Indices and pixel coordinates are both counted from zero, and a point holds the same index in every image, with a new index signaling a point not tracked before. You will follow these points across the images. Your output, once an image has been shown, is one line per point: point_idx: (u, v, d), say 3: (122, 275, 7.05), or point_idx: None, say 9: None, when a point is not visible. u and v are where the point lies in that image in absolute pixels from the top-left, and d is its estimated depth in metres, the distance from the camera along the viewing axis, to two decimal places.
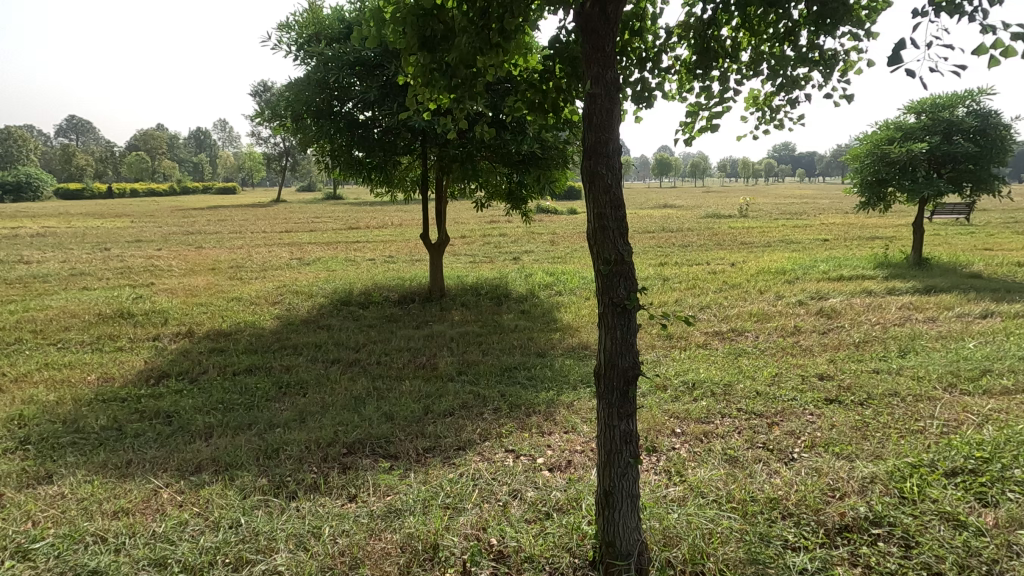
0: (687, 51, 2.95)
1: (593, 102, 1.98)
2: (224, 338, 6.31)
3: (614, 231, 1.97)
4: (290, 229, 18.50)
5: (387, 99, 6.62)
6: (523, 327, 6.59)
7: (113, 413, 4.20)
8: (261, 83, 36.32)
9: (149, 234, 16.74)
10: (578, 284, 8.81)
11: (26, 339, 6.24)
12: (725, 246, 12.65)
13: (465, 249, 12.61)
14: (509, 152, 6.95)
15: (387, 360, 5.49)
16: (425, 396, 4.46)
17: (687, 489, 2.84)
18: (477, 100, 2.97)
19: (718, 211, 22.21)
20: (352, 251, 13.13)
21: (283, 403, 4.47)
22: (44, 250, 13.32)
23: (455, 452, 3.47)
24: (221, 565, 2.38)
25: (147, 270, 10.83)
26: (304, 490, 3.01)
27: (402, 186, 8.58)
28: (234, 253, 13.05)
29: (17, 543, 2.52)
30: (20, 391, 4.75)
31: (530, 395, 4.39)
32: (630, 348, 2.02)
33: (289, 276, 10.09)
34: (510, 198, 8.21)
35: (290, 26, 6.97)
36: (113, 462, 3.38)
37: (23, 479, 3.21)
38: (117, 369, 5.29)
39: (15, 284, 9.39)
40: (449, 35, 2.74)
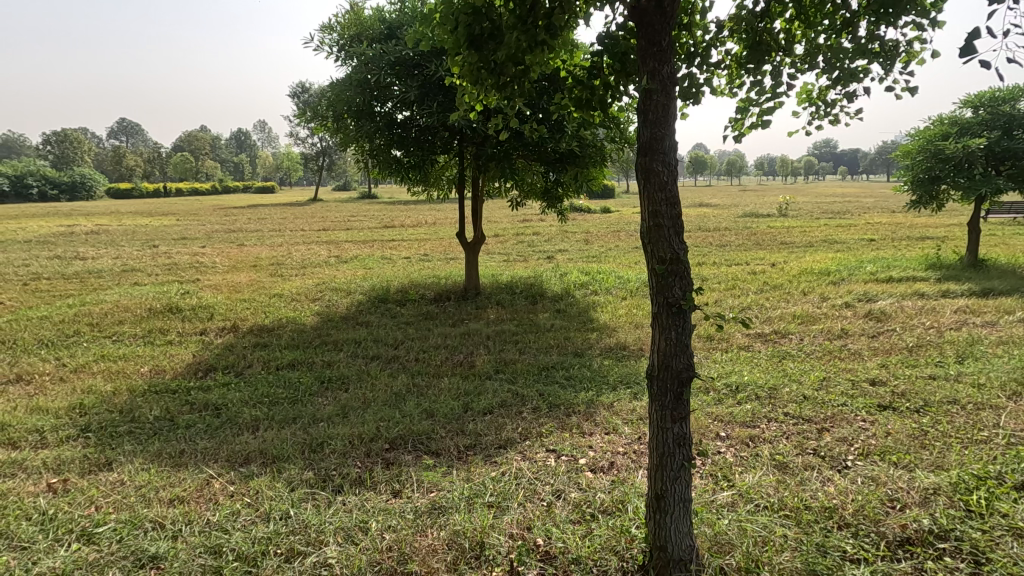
0: (738, 45, 2.87)
1: (648, 98, 1.93)
2: (267, 334, 6.47)
3: (670, 230, 1.93)
4: (327, 228, 18.55)
5: (427, 98, 6.65)
6: (560, 327, 6.55)
7: (165, 404, 4.35)
8: (299, 85, 37.24)
9: (194, 232, 17.42)
10: (614, 283, 8.71)
11: (83, 331, 6.54)
12: (765, 247, 12.30)
13: (499, 249, 12.55)
14: (546, 151, 6.91)
15: (425, 357, 5.54)
16: (464, 393, 4.48)
17: (736, 495, 2.77)
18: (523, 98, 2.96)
19: (756, 210, 21.61)
20: (387, 249, 13.26)
21: (326, 397, 4.55)
22: (97, 247, 13.91)
23: (496, 450, 3.47)
24: (273, 555, 2.44)
25: (193, 267, 11.19)
26: (349, 484, 3.05)
27: (438, 185, 8.65)
28: (274, 251, 13.36)
29: (83, 526, 2.63)
30: (79, 381, 4.98)
31: (569, 395, 4.36)
32: (684, 349, 1.97)
33: (327, 273, 10.31)
34: (547, 197, 8.18)
35: (332, 28, 7.08)
36: (168, 451, 3.50)
37: (85, 465, 3.35)
38: (168, 362, 5.49)
39: (72, 279, 9.85)
40: (496, 33, 2.74)
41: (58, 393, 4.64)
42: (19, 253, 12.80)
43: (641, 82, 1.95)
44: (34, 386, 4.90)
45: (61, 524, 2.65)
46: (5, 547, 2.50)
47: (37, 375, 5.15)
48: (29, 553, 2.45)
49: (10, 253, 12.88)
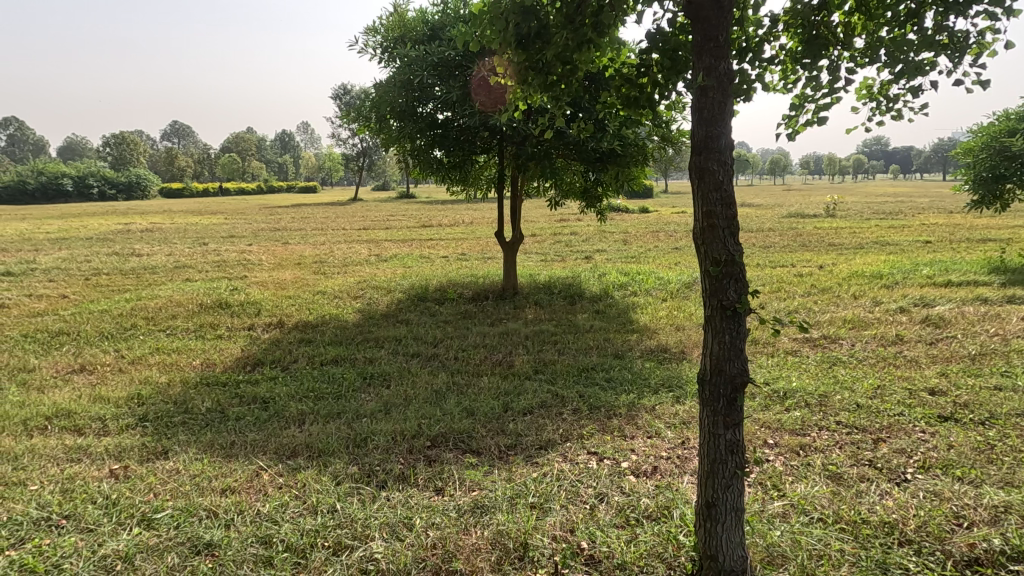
0: (793, 40, 2.77)
1: (704, 95, 1.88)
2: (311, 330, 6.63)
3: (724, 230, 1.87)
4: (366, 227, 18.99)
5: (468, 99, 6.68)
6: (599, 328, 6.49)
7: (216, 396, 4.52)
8: (341, 88, 38.15)
9: (241, 231, 18.04)
10: (654, 284, 8.57)
11: (139, 325, 6.85)
12: (811, 248, 11.89)
13: (536, 249, 12.52)
14: (586, 149, 6.85)
15: (464, 357, 5.56)
16: (504, 393, 4.48)
17: (789, 505, 2.67)
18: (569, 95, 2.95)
19: (801, 210, 20.91)
20: (425, 249, 13.42)
21: (368, 393, 4.63)
22: (152, 244, 14.57)
23: (537, 451, 3.46)
24: (321, 548, 2.49)
25: (240, 264, 11.60)
26: (393, 480, 3.10)
27: (477, 185, 8.70)
28: (317, 249, 13.71)
29: (143, 512, 2.75)
30: (136, 372, 5.22)
31: (610, 396, 4.31)
32: (739, 354, 1.91)
33: (368, 271, 10.51)
34: (586, 197, 8.13)
35: (376, 30, 7.20)
36: (220, 442, 3.63)
37: (144, 453, 3.51)
38: (218, 356, 5.69)
39: (129, 275, 10.34)
40: (543, 33, 2.75)
41: (117, 384, 4.87)
42: (82, 250, 13.54)
43: (696, 79, 1.89)
44: (96, 376, 5.16)
45: (124, 509, 2.78)
46: (74, 528, 2.64)
47: (99, 366, 5.42)
48: (95, 535, 2.57)
49: (75, 249, 13.65)
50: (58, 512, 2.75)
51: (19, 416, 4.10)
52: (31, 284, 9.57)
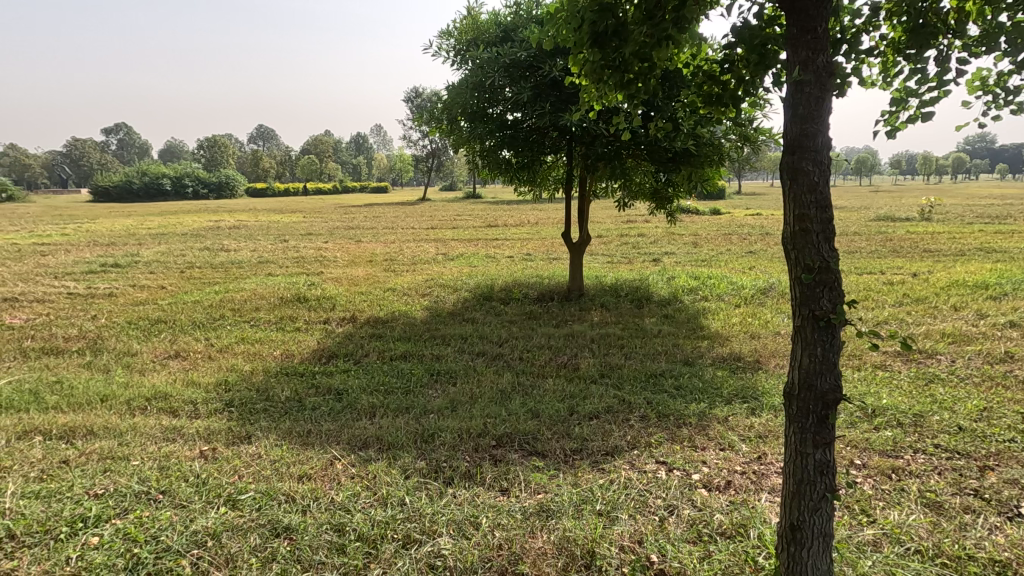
0: (894, 29, 2.56)
1: (799, 91, 1.75)
2: (381, 325, 6.86)
3: (818, 235, 1.74)
4: (434, 226, 19.44)
5: (539, 99, 6.66)
6: (667, 333, 6.30)
7: (294, 386, 4.76)
8: (414, 92, 39.34)
9: (318, 228, 18.96)
10: (726, 289, 8.23)
11: (227, 315, 7.34)
12: (903, 254, 11.00)
13: (603, 250, 12.35)
14: (658, 149, 6.65)
15: (528, 357, 5.55)
16: (569, 396, 4.44)
17: (881, 533, 2.47)
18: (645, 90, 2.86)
19: (891, 213, 19.45)
20: (490, 248, 13.56)
21: (435, 390, 4.72)
22: (239, 240, 15.60)
23: (604, 457, 3.39)
24: (391, 540, 2.55)
25: (317, 260, 12.19)
26: (459, 477, 3.13)
27: (545, 185, 8.68)
28: (387, 247, 14.19)
29: (228, 492, 2.93)
30: (224, 360, 5.59)
31: (679, 405, 4.15)
32: (832, 369, 1.78)
33: (436, 270, 10.75)
34: (656, 198, 7.93)
35: (450, 33, 7.34)
36: (297, 430, 3.81)
37: (230, 436, 3.74)
38: (296, 347, 6.00)
39: (219, 269, 11.11)
40: (620, 30, 2.71)
41: (207, 370, 5.24)
42: (178, 245, 14.70)
43: (791, 74, 1.77)
44: (188, 362, 5.57)
45: (212, 488, 2.97)
46: (168, 504, 2.84)
47: (191, 353, 5.84)
48: (187, 511, 2.77)
49: (173, 244, 14.84)
50: (156, 487, 2.98)
51: (124, 396, 4.49)
52: (136, 275, 10.49)
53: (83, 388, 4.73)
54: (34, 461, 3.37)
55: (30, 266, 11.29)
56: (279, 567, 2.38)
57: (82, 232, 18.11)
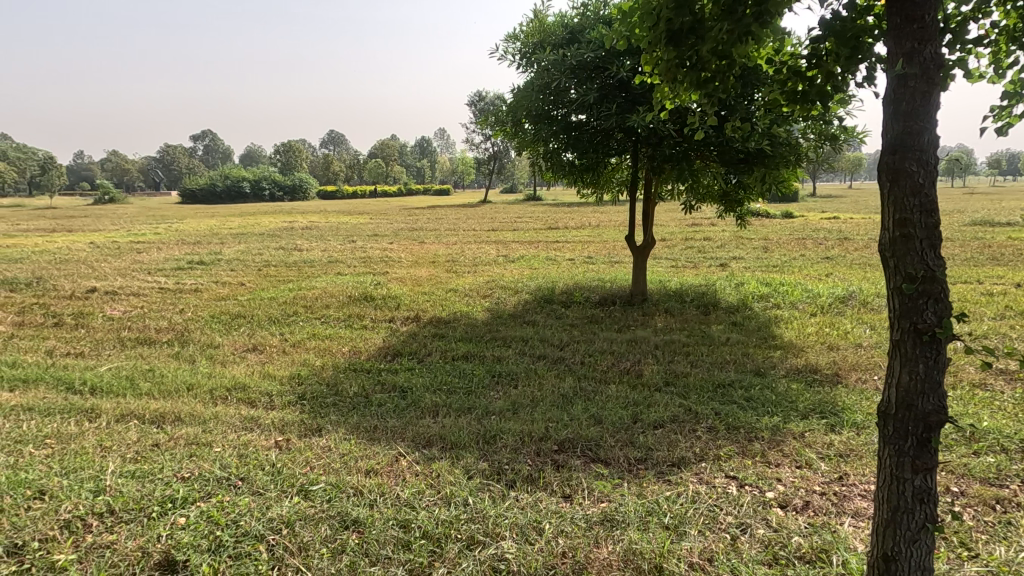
0: (1006, 15, 2.34)
1: (902, 84, 1.61)
2: (444, 325, 6.98)
3: (923, 242, 1.60)
4: (496, 228, 19.64)
5: (605, 100, 6.56)
6: (736, 341, 6.04)
7: (361, 382, 4.91)
8: (477, 96, 39.93)
9: (384, 229, 19.58)
10: (801, 297, 7.79)
11: (300, 312, 7.70)
12: (1005, 262, 10.03)
13: (667, 254, 12.04)
14: (730, 149, 6.39)
15: (590, 362, 5.48)
16: (632, 403, 4.33)
17: (985, 571, 2.25)
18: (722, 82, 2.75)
19: (989, 217, 17.88)
20: (551, 250, 13.52)
21: (497, 391, 4.74)
22: (311, 240, 16.36)
23: (669, 469, 3.28)
24: (455, 540, 2.56)
25: (383, 260, 12.59)
26: (521, 481, 3.12)
27: (608, 187, 8.56)
28: (450, 249, 14.45)
29: (301, 482, 3.05)
30: (297, 354, 5.87)
31: (751, 417, 3.96)
32: (937, 388, 1.63)
33: (497, 271, 10.83)
34: (725, 200, 7.64)
35: (516, 36, 7.38)
36: (365, 426, 3.93)
37: (302, 428, 3.91)
38: (363, 344, 6.21)
39: (293, 267, 11.70)
40: (697, 27, 2.62)
41: (282, 363, 5.51)
42: (256, 244, 15.59)
43: (893, 67, 1.64)
44: (265, 355, 5.88)
45: (287, 477, 3.11)
46: (247, 490, 3.00)
47: (267, 347, 6.16)
48: (264, 498, 2.91)
49: (252, 244, 15.75)
50: (236, 473, 3.15)
51: (207, 386, 4.79)
52: (218, 272, 11.21)
53: (172, 377, 5.09)
54: (130, 443, 3.64)
55: (128, 263, 12.31)
56: (348, 559, 2.45)
57: (172, 231, 19.57)
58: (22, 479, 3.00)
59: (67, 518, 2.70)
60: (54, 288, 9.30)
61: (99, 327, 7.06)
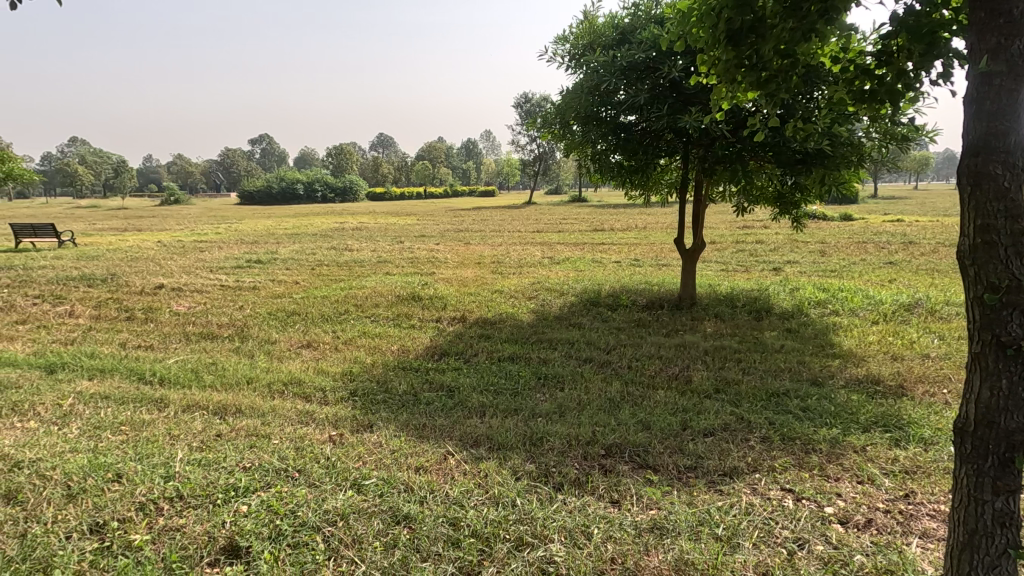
0: None
1: (987, 83, 1.52)
2: (490, 326, 7.04)
3: (1009, 249, 1.50)
4: (541, 229, 19.70)
5: (656, 101, 6.46)
6: (791, 349, 5.82)
7: (410, 380, 5.02)
8: (523, 98, 40.09)
9: (431, 230, 19.95)
10: (861, 303, 7.44)
11: (351, 310, 7.94)
12: None
13: (716, 257, 11.75)
14: (787, 150, 6.17)
15: (637, 366, 5.41)
16: (681, 409, 4.25)
17: None
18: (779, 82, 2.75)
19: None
20: (596, 253, 13.40)
21: (543, 393, 4.75)
22: (361, 240, 16.85)
23: (721, 478, 3.20)
24: (504, 540, 2.59)
25: (430, 261, 12.83)
26: (569, 484, 3.12)
27: (657, 189, 8.43)
28: (495, 250, 14.56)
29: (354, 476, 3.14)
30: (349, 351, 6.05)
31: (807, 428, 3.81)
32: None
33: (542, 273, 10.85)
34: (780, 202, 7.42)
35: (566, 38, 7.35)
36: (414, 423, 4.01)
37: (355, 424, 4.03)
38: (411, 343, 6.34)
39: (344, 266, 12.07)
40: (758, 25, 2.59)
41: (335, 360, 5.70)
42: (309, 244, 16.17)
43: (978, 64, 1.55)
44: (318, 352, 6.10)
45: (341, 471, 3.21)
46: (304, 482, 3.11)
47: (320, 343, 6.38)
48: (320, 490, 3.01)
49: (305, 244, 16.31)
50: (293, 465, 3.28)
51: (265, 380, 5.01)
52: (274, 271, 11.67)
53: (233, 370, 5.34)
54: (196, 432, 3.85)
55: (192, 261, 12.98)
56: (401, 553, 2.51)
57: (232, 232, 20.53)
58: (102, 463, 3.22)
59: (142, 500, 2.88)
60: (127, 284, 9.92)
61: (167, 322, 7.49)
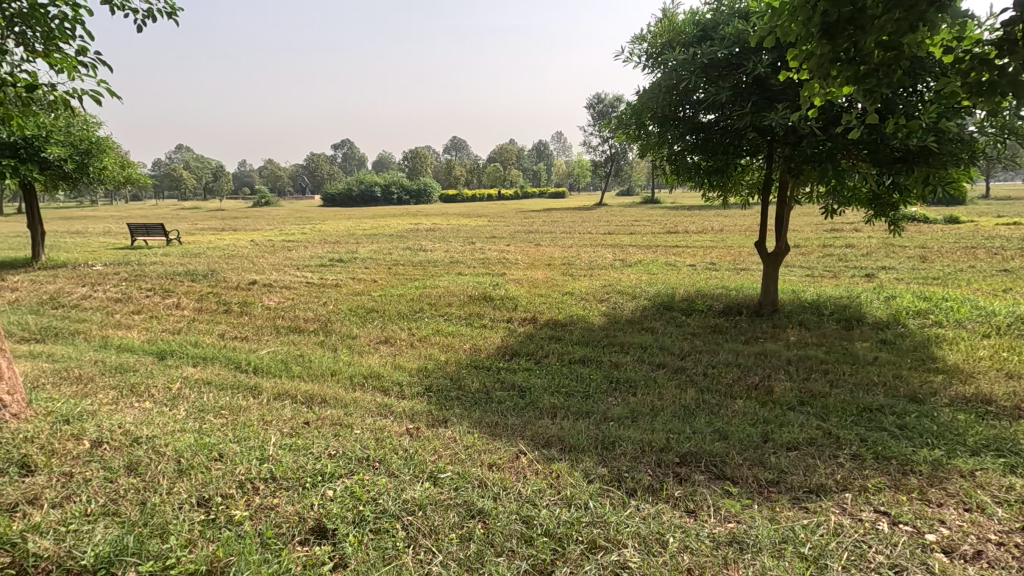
0: None
1: None
2: (561, 328, 7.05)
3: None
4: (612, 231, 19.45)
5: (739, 98, 6.20)
6: (886, 362, 5.40)
7: (483, 378, 5.13)
8: (596, 99, 39.76)
9: (501, 232, 20.20)
10: (971, 315, 6.77)
11: (426, 309, 8.20)
12: None
13: (801, 262, 11.10)
14: (885, 147, 5.74)
15: (713, 374, 5.22)
16: (762, 421, 4.06)
17: None
18: (878, 72, 2.75)
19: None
20: (670, 256, 13.05)
21: (615, 397, 4.70)
22: (434, 241, 17.34)
23: (806, 496, 3.03)
24: (577, 542, 2.59)
25: (501, 262, 13.00)
26: (642, 490, 3.07)
27: (737, 189, 8.09)
28: (565, 251, 14.52)
29: (430, 469, 3.26)
30: (424, 348, 6.27)
31: (905, 447, 3.53)
32: None
33: (613, 276, 10.71)
34: (875, 204, 6.93)
35: (644, 38, 7.23)
36: (487, 421, 4.09)
37: (431, 418, 4.17)
38: (483, 342, 6.47)
39: (419, 266, 12.48)
40: (857, 16, 2.59)
41: (412, 356, 5.93)
42: (386, 244, 16.85)
43: None
44: (395, 347, 6.36)
45: (418, 463, 3.33)
46: (384, 471, 3.26)
47: (397, 340, 6.64)
48: (399, 480, 3.14)
49: (382, 244, 17.01)
50: (374, 455, 3.44)
51: (347, 372, 5.29)
52: (354, 269, 12.25)
53: (318, 362, 5.67)
54: (286, 419, 4.13)
55: (280, 259, 13.87)
56: (476, 546, 2.57)
57: (317, 232, 21.75)
58: (207, 443, 3.54)
59: (241, 479, 3.13)
60: (224, 280, 10.76)
61: (259, 315, 8.07)
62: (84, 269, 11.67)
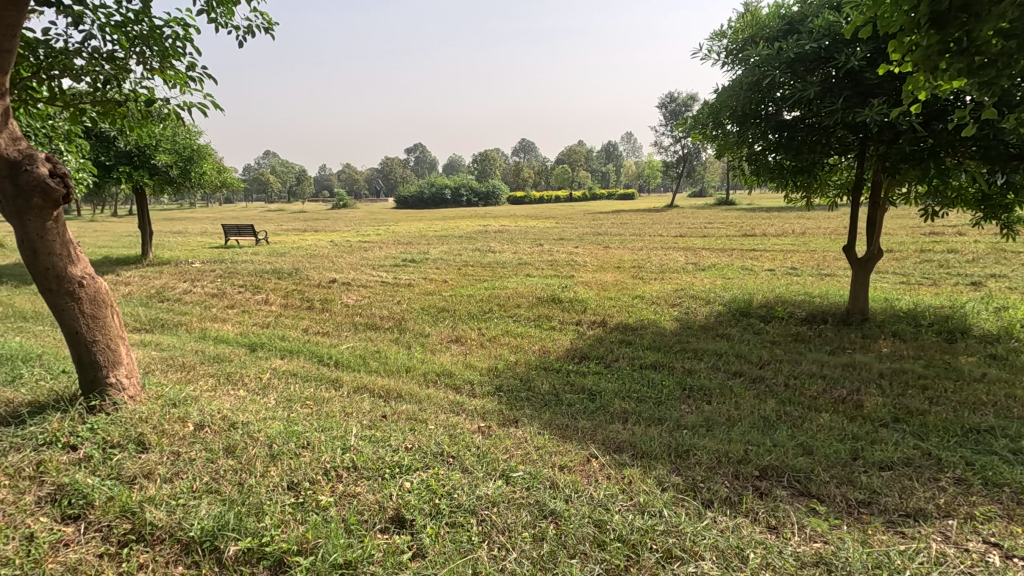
0: None
1: None
2: (631, 332, 6.94)
3: None
4: (684, 233, 18.94)
5: (829, 93, 5.86)
6: (997, 379, 4.91)
7: (553, 380, 5.14)
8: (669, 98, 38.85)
9: (569, 233, 20.14)
10: None
11: (495, 309, 8.32)
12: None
13: (896, 268, 10.29)
14: (997, 143, 5.24)
15: (795, 385, 4.95)
16: (850, 437, 3.81)
17: None
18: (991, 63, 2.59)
19: None
20: (747, 260, 12.50)
21: (689, 405, 4.57)
22: (503, 242, 17.59)
23: (903, 520, 2.82)
24: (651, 549, 2.55)
25: (570, 264, 12.95)
26: (719, 502, 2.97)
27: (823, 190, 7.63)
28: (635, 254, 14.26)
29: (503, 468, 3.31)
30: (494, 348, 6.37)
31: (1019, 474, 3.21)
32: None
33: (686, 279, 10.40)
34: (984, 205, 6.32)
35: (724, 34, 7.00)
36: (558, 423, 4.10)
37: (502, 418, 4.23)
38: (552, 344, 6.47)
39: (489, 267, 12.67)
40: (971, 4, 2.45)
41: (482, 355, 6.04)
42: (456, 245, 17.29)
43: None
44: (466, 347, 6.50)
45: (490, 461, 3.39)
46: (458, 467, 3.34)
47: (468, 339, 6.78)
48: (472, 477, 3.21)
49: (453, 245, 17.42)
50: (447, 450, 3.54)
51: (421, 369, 5.46)
52: (426, 269, 12.63)
53: (394, 359, 5.90)
54: (365, 412, 4.33)
55: (357, 259, 14.53)
56: (549, 547, 2.58)
57: (391, 233, 22.57)
58: (295, 431, 3.77)
59: (326, 467, 3.31)
60: (307, 278, 11.40)
61: (339, 312, 8.49)
62: (185, 267, 12.73)
